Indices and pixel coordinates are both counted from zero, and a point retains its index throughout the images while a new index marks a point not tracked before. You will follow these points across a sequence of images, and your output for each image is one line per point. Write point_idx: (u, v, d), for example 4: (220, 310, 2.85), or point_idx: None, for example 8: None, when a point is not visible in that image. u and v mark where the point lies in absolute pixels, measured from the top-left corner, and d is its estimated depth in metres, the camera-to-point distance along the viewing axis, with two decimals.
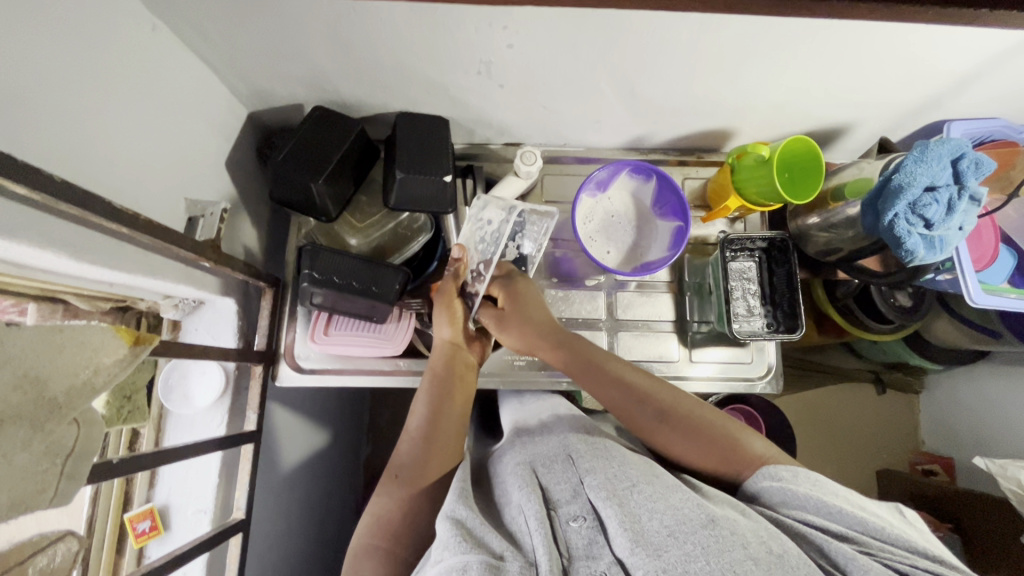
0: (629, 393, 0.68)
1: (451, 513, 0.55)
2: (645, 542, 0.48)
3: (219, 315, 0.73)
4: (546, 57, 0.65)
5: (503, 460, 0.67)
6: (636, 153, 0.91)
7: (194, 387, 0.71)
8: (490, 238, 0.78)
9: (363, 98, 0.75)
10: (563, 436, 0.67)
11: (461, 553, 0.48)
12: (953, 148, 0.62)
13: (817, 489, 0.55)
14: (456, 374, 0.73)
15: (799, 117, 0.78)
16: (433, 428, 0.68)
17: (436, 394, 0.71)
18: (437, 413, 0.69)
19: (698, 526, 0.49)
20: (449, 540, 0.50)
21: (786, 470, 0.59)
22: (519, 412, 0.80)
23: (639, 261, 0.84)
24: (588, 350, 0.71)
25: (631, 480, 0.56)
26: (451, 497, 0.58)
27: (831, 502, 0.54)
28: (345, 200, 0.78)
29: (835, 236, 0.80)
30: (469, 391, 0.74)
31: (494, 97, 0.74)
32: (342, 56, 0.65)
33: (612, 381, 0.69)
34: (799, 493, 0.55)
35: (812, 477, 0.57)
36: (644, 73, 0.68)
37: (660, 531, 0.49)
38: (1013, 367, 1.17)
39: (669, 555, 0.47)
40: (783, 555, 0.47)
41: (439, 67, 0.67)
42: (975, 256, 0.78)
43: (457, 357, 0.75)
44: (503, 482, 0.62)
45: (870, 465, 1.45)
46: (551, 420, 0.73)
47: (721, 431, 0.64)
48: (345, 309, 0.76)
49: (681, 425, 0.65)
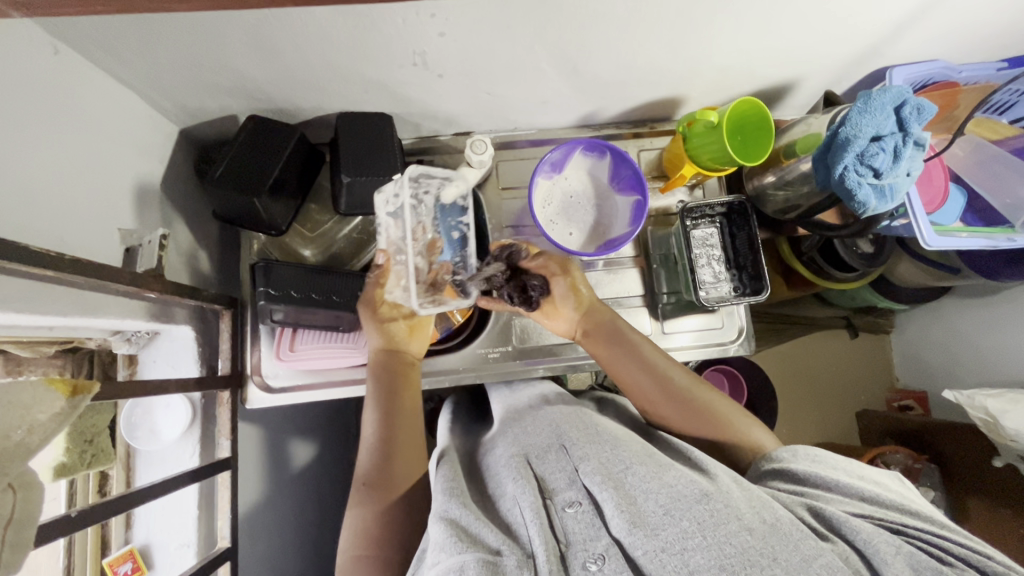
0: (640, 364, 0.72)
1: (444, 513, 0.55)
2: (642, 523, 0.48)
3: (177, 344, 0.71)
4: (481, 43, 0.62)
5: (495, 452, 0.67)
6: (589, 130, 0.89)
7: (160, 421, 0.69)
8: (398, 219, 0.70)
9: (300, 103, 0.72)
10: (554, 424, 0.66)
11: (455, 554, 0.49)
12: (894, 96, 0.63)
13: (815, 464, 0.57)
14: (399, 375, 0.72)
15: (746, 76, 0.77)
16: (390, 430, 0.68)
17: (383, 399, 0.70)
18: (389, 417, 0.69)
19: (693, 501, 0.49)
20: (445, 542, 0.50)
21: (787, 450, 0.60)
22: (508, 400, 0.79)
23: (602, 239, 0.83)
24: (612, 327, 0.75)
25: (625, 463, 0.55)
26: (442, 496, 0.58)
27: (827, 475, 0.56)
28: (293, 211, 0.75)
29: (791, 194, 0.80)
30: (414, 386, 0.73)
31: (435, 89, 0.71)
32: (265, 59, 0.62)
33: (626, 354, 0.73)
34: (799, 469, 0.57)
35: (810, 453, 0.59)
36: (585, 49, 0.66)
37: (656, 511, 0.49)
38: (974, 299, 1.21)
39: (665, 533, 0.47)
40: (775, 522, 0.47)
41: (373, 63, 0.64)
42: (928, 199, 0.81)
43: (395, 361, 0.73)
44: (496, 475, 0.62)
45: (850, 407, 1.50)
46: (537, 408, 0.73)
47: (720, 414, 0.69)
48: (308, 323, 0.74)
49: (685, 402, 0.69)
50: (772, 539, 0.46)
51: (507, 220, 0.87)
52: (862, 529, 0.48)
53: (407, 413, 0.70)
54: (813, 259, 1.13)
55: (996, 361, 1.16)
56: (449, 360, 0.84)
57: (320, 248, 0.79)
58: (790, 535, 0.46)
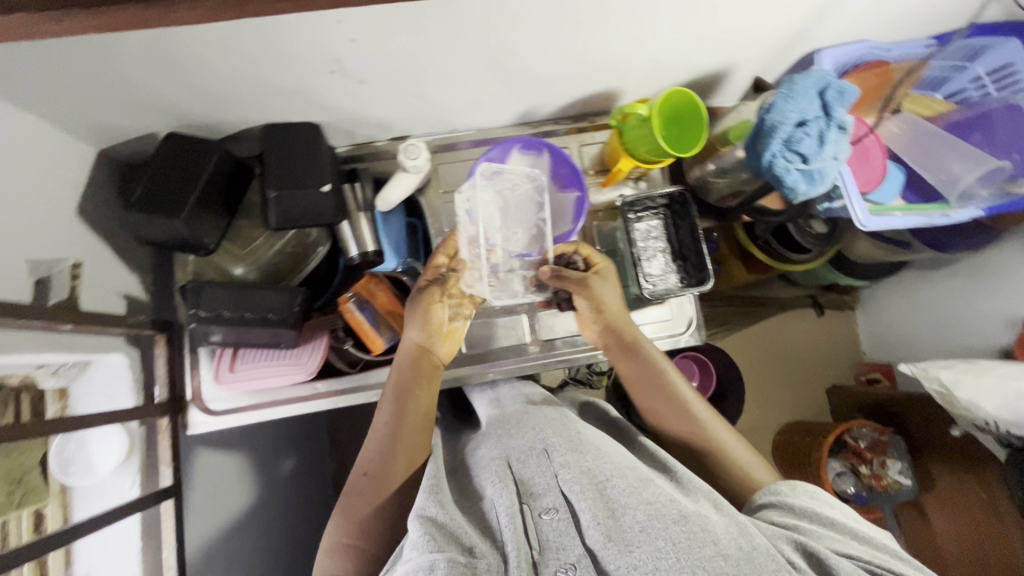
0: (654, 374, 0.74)
1: (422, 511, 0.55)
2: (617, 537, 0.49)
3: (110, 375, 0.68)
4: (396, 46, 0.60)
5: (480, 453, 0.66)
6: (530, 127, 0.88)
7: (96, 455, 0.66)
8: (472, 219, 0.77)
9: (221, 117, 0.69)
10: (540, 429, 0.64)
11: (428, 552, 0.48)
12: (818, 80, 0.63)
13: (812, 500, 0.58)
14: (422, 374, 0.73)
15: (677, 66, 0.76)
16: (399, 424, 0.70)
17: (398, 394, 0.71)
18: (400, 414, 0.70)
19: (669, 522, 0.49)
20: (417, 539, 0.50)
21: (785, 485, 0.61)
22: (495, 404, 0.78)
23: (546, 238, 0.82)
24: (631, 332, 0.77)
25: (605, 475, 0.55)
26: (422, 494, 0.58)
27: (823, 514, 0.56)
28: (223, 229, 0.73)
29: (732, 180, 0.81)
30: (433, 389, 0.74)
31: (359, 95, 0.69)
32: (172, 74, 0.59)
33: (638, 358, 0.76)
34: (796, 504, 0.57)
35: (808, 490, 0.60)
36: (506, 48, 0.65)
37: (633, 527, 0.49)
38: (929, 272, 1.23)
39: (640, 551, 0.47)
40: (751, 550, 0.47)
41: (287, 73, 0.62)
42: (864, 179, 0.82)
43: (422, 359, 0.74)
44: (479, 475, 0.62)
45: (820, 384, 1.52)
46: (527, 409, 0.72)
47: (721, 437, 0.70)
48: (249, 341, 0.73)
49: (684, 413, 0.72)
50: (747, 567, 0.46)
51: (450, 223, 0.85)
52: (843, 566, 0.48)
53: (417, 413, 0.71)
54: (768, 243, 1.13)
55: (954, 332, 1.18)
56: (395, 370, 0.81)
57: (253, 264, 0.77)
58: (766, 568, 0.46)
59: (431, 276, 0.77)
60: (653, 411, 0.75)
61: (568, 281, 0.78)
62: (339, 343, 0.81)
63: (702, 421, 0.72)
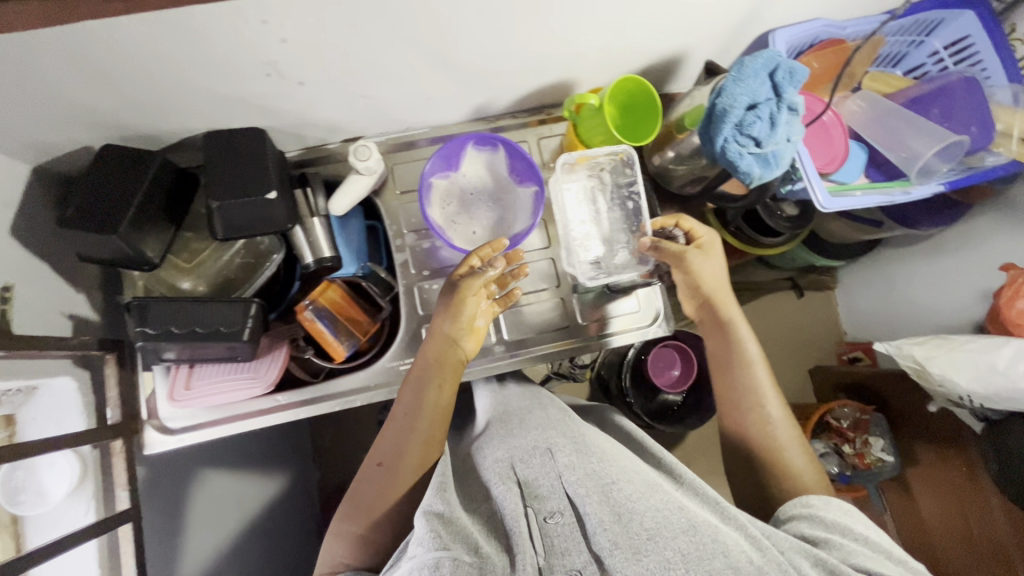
0: (734, 356, 0.74)
1: (428, 508, 0.54)
2: (625, 543, 0.48)
3: (57, 399, 0.65)
4: (331, 46, 0.58)
5: (484, 453, 0.66)
6: (486, 122, 0.86)
7: (47, 482, 0.63)
8: (572, 204, 0.76)
9: (159, 126, 0.67)
10: (541, 431, 0.65)
11: (433, 549, 0.48)
12: (767, 61, 0.62)
13: (844, 516, 0.59)
14: (446, 367, 0.71)
15: (629, 54, 0.74)
16: (416, 416, 0.69)
17: (416, 385, 0.70)
18: (420, 403, 0.69)
19: (678, 531, 0.48)
20: (423, 536, 0.49)
21: (818, 499, 0.62)
22: (500, 403, 0.78)
23: (507, 234, 0.80)
24: (727, 312, 0.75)
25: (610, 477, 0.55)
26: (429, 491, 0.57)
27: (854, 529, 0.57)
28: (168, 243, 0.70)
29: (692, 167, 0.79)
30: (454, 384, 0.71)
31: (302, 98, 0.67)
32: (97, 83, 0.56)
33: (726, 338, 0.75)
34: (826, 518, 0.58)
35: (842, 506, 0.60)
36: (449, 42, 0.63)
37: (641, 533, 0.48)
38: (904, 248, 1.22)
39: (648, 560, 0.46)
40: (762, 565, 0.47)
41: (221, 78, 0.60)
42: (827, 160, 0.81)
43: (448, 352, 0.72)
44: (484, 476, 0.61)
45: (803, 365, 1.52)
46: (528, 409, 0.73)
47: (774, 438, 0.70)
48: (203, 356, 0.71)
49: (744, 404, 0.72)
50: None
51: (409, 224, 0.83)
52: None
53: (438, 408, 0.69)
54: (739, 227, 1.12)
55: (927, 308, 1.17)
56: (357, 378, 0.79)
57: (202, 279, 0.75)
58: None
59: (470, 267, 0.72)
60: (722, 394, 0.75)
61: (667, 253, 0.74)
62: (299, 352, 0.80)
63: (767, 419, 0.71)
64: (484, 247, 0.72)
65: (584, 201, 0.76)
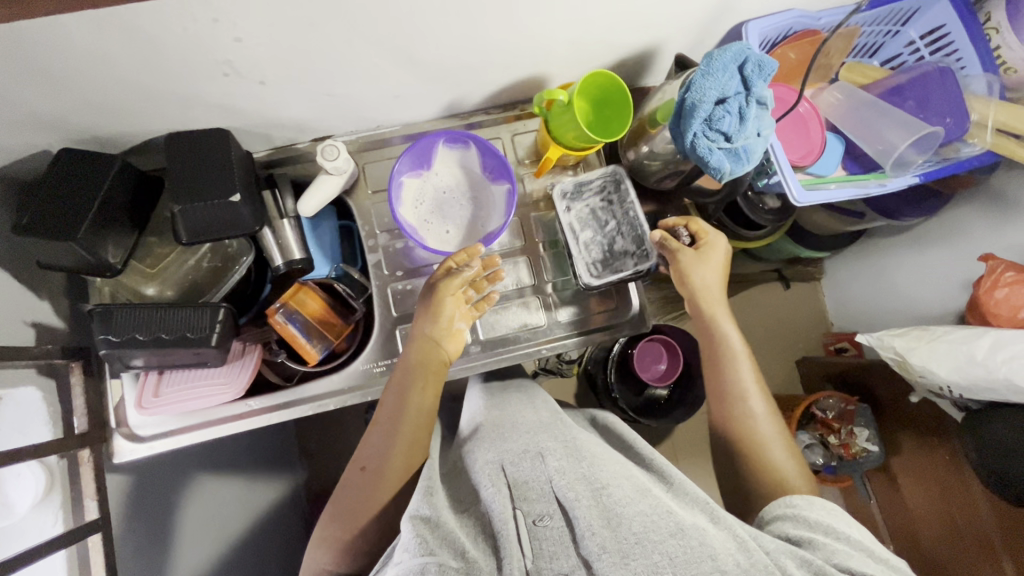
0: (722, 351, 0.74)
1: (414, 513, 0.54)
2: (613, 548, 0.47)
3: (19, 409, 0.63)
4: (287, 44, 0.57)
5: (474, 456, 0.63)
6: (459, 119, 0.84)
7: (12, 492, 0.60)
8: (578, 220, 0.80)
9: (117, 128, 0.65)
10: (534, 438, 0.64)
11: (418, 555, 0.48)
12: (736, 55, 0.61)
13: (829, 515, 0.58)
14: (428, 368, 0.70)
15: (599, 48, 0.73)
16: (399, 419, 0.68)
17: (399, 386, 0.70)
18: (403, 405, 0.68)
19: (666, 535, 0.48)
20: (409, 542, 0.50)
21: (801, 498, 0.61)
22: (492, 407, 0.77)
23: (481, 233, 0.79)
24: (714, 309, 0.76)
25: (599, 482, 0.55)
26: (417, 496, 0.58)
27: (838, 528, 0.56)
28: (129, 247, 0.69)
29: (667, 162, 0.78)
30: (438, 384, 0.71)
31: (263, 97, 0.66)
32: (44, 86, 0.55)
33: (712, 334, 0.75)
34: (810, 518, 0.57)
35: (826, 505, 0.59)
36: (411, 38, 0.61)
37: (629, 537, 0.48)
38: (889, 238, 1.22)
39: (636, 563, 0.46)
40: (750, 568, 0.47)
41: (176, 78, 0.58)
42: (804, 152, 0.80)
43: (431, 352, 0.71)
44: (473, 478, 0.60)
45: (790, 356, 1.52)
46: (517, 411, 0.74)
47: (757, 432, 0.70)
48: (172, 363, 0.70)
49: (730, 398, 0.72)
50: None
51: (382, 224, 0.82)
52: None
53: (421, 411, 0.69)
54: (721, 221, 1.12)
55: (912, 299, 1.17)
56: (332, 381, 0.78)
57: (167, 284, 0.74)
58: None
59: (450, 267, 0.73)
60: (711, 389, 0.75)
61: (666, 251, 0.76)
62: (272, 356, 0.80)
63: (749, 414, 0.71)
64: (461, 253, 0.72)
65: (587, 215, 0.81)
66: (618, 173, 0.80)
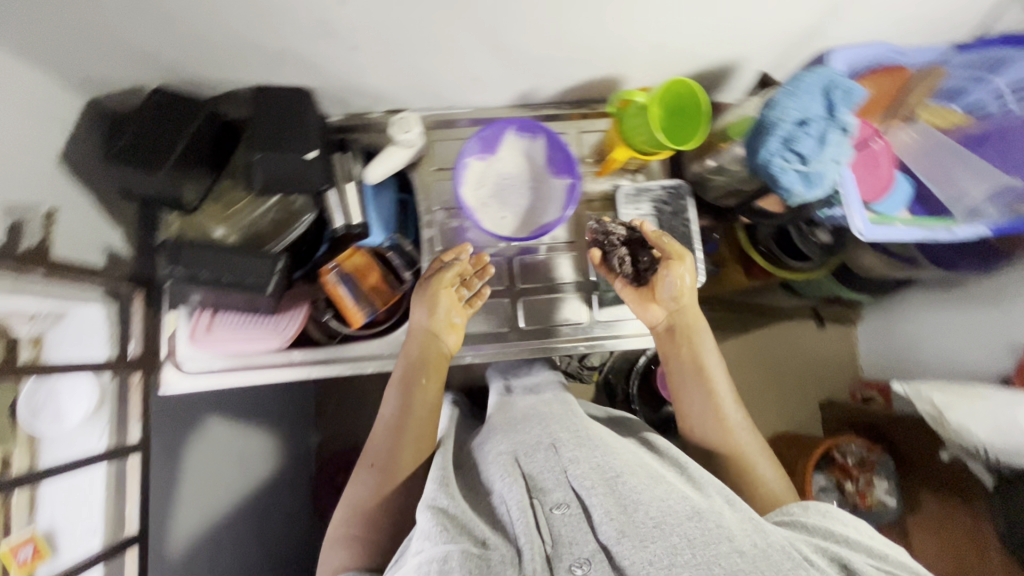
0: (697, 372, 0.72)
1: (432, 502, 0.55)
2: (632, 532, 0.48)
3: (84, 325, 0.66)
4: (387, 14, 0.59)
5: (487, 447, 0.65)
6: (528, 110, 0.86)
7: (66, 404, 0.63)
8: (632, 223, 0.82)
9: (212, 74, 0.68)
10: (545, 424, 0.64)
11: (440, 544, 0.49)
12: (824, 81, 0.62)
13: (828, 519, 0.55)
14: (428, 363, 0.73)
15: (681, 57, 0.74)
16: (405, 416, 0.70)
17: (403, 383, 0.72)
18: (409, 400, 0.71)
19: (683, 518, 0.48)
20: (431, 530, 0.51)
21: (799, 506, 0.58)
22: (505, 397, 0.79)
23: (536, 224, 0.80)
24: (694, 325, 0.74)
25: (615, 470, 0.54)
26: (433, 485, 0.59)
27: (838, 532, 0.53)
28: (205, 188, 0.72)
29: (730, 179, 0.78)
30: (440, 379, 0.74)
31: (352, 62, 0.68)
32: (157, 23, 0.58)
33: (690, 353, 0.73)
34: (808, 523, 0.55)
35: (822, 508, 0.57)
36: (503, 23, 0.63)
37: (646, 521, 0.48)
38: (933, 288, 1.18)
39: (655, 546, 0.46)
40: (766, 548, 0.47)
41: (278, 33, 0.61)
42: (870, 188, 0.79)
43: (431, 344, 0.74)
44: (487, 472, 0.61)
45: (815, 397, 1.48)
46: (534, 405, 0.72)
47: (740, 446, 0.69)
48: (225, 303, 0.74)
49: (711, 419, 0.70)
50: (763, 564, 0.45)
51: (439, 201, 0.84)
52: None
53: (426, 404, 0.71)
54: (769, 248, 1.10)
55: (956, 354, 1.13)
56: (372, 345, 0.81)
57: (234, 227, 0.74)
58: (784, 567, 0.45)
59: (444, 265, 0.76)
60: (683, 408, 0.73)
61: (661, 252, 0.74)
62: (319, 312, 0.83)
63: (726, 429, 0.70)
64: (449, 251, 0.77)
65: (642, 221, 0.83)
66: (681, 187, 0.82)
